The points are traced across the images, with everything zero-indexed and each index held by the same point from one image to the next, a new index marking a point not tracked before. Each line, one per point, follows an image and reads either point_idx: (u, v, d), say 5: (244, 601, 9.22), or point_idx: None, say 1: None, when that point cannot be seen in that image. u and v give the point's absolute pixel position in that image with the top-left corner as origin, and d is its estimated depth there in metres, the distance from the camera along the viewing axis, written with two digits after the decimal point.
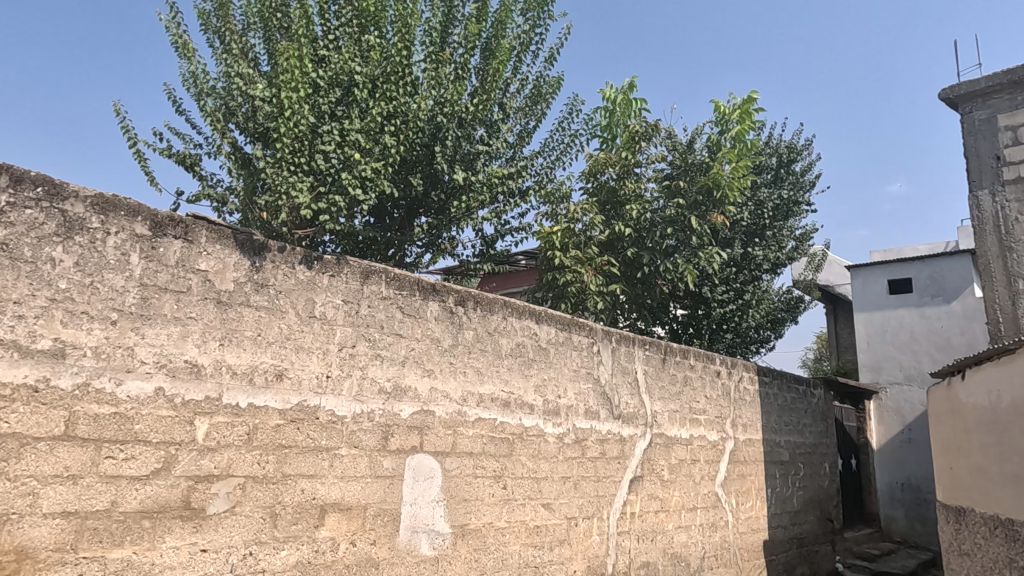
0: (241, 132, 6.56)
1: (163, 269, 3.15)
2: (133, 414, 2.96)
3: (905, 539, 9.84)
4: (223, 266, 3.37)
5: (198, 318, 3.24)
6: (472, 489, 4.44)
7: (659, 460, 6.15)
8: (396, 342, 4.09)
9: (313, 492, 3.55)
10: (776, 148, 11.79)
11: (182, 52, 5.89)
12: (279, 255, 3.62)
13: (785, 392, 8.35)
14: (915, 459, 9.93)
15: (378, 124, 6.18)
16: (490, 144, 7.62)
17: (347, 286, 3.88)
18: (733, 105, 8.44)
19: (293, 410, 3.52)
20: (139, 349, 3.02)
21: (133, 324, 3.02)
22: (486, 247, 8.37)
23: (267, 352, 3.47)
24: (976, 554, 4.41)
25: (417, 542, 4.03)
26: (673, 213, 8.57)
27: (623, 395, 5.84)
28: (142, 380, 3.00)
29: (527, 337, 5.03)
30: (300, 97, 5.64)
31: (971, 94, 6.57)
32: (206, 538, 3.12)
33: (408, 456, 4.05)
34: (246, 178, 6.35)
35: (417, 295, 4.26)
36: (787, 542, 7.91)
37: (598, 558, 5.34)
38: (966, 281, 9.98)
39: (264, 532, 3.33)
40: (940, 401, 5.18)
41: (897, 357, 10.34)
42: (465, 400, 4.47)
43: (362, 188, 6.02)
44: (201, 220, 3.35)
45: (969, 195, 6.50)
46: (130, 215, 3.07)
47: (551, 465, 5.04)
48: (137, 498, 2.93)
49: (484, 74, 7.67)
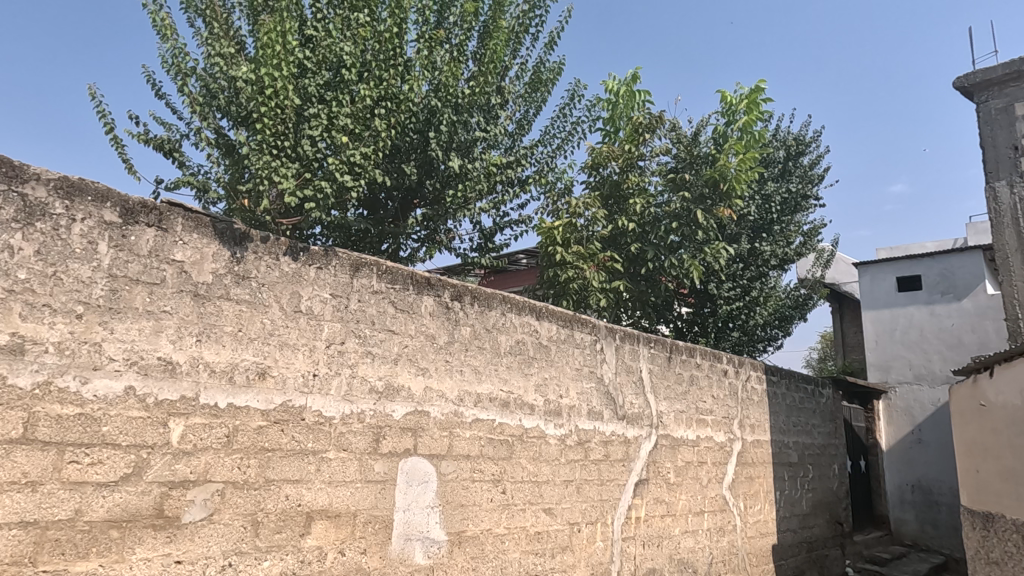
0: (225, 117, 6.36)
1: (134, 259, 2.93)
2: (100, 416, 2.74)
3: (916, 542, 9.60)
4: (201, 257, 3.15)
5: (173, 312, 3.02)
6: (469, 494, 4.21)
7: (666, 462, 5.93)
8: (388, 339, 3.87)
9: (298, 499, 3.32)
10: (783, 140, 11.37)
11: (163, 32, 5.66)
12: (262, 245, 3.40)
13: (794, 391, 8.13)
14: (926, 459, 9.68)
15: (369, 107, 5.94)
16: (489, 131, 7.37)
17: (335, 279, 3.65)
18: (740, 95, 8.15)
19: (276, 411, 3.30)
20: (107, 345, 2.80)
21: (101, 318, 2.79)
22: (485, 240, 8.14)
23: (248, 348, 3.25)
24: (1007, 563, 4.16)
25: (411, 550, 3.81)
26: (678, 207, 8.27)
27: (627, 394, 5.62)
28: (110, 379, 2.78)
29: (527, 334, 4.80)
30: (285, 77, 5.44)
31: (987, 83, 6.35)
32: (181, 548, 2.91)
33: (402, 459, 3.82)
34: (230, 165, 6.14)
35: (411, 289, 4.03)
36: (796, 546, 7.68)
37: (601, 565, 5.11)
38: (977, 277, 9.67)
39: (245, 541, 3.11)
40: (964, 399, 4.96)
41: (906, 356, 10.11)
42: (462, 401, 4.24)
43: (350, 175, 5.79)
44: (177, 207, 3.13)
45: (987, 187, 6.25)
46: (98, 200, 2.85)
47: (552, 468, 4.82)
48: (105, 506, 2.71)
49: (482, 58, 7.45)
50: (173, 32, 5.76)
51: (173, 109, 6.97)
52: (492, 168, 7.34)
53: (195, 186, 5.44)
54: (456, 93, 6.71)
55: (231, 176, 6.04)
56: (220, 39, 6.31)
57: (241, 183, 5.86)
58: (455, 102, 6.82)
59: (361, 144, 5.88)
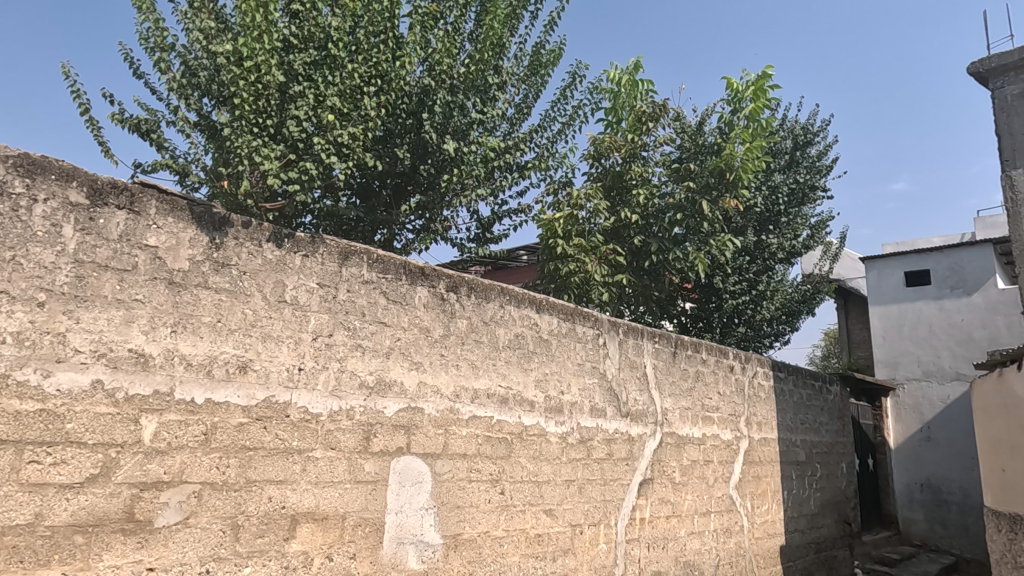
0: (209, 97, 6.17)
1: (104, 243, 2.72)
2: (64, 412, 2.54)
3: (925, 542, 9.41)
4: (177, 242, 2.94)
5: (146, 300, 2.81)
6: (465, 495, 4.00)
7: (671, 461, 5.72)
8: (379, 331, 3.66)
9: (283, 500, 3.12)
10: (791, 129, 11.10)
11: (138, 5, 5.45)
12: (243, 230, 3.18)
13: (801, 389, 7.92)
14: (935, 458, 9.47)
15: (358, 86, 5.75)
16: (485, 114, 7.16)
17: (323, 268, 3.45)
18: (747, 82, 7.88)
19: (258, 407, 3.09)
20: (72, 336, 2.59)
21: (65, 307, 2.59)
22: (482, 230, 7.91)
23: (228, 341, 3.04)
24: None
25: (403, 554, 3.60)
26: (682, 198, 8.01)
27: (632, 391, 5.41)
28: (75, 372, 2.58)
29: (526, 328, 4.59)
30: (268, 51, 5.35)
31: (1003, 68, 6.14)
32: (153, 555, 2.70)
33: (394, 459, 3.62)
34: (213, 148, 5.95)
35: (404, 280, 3.82)
36: (804, 547, 7.46)
37: (605, 568, 4.91)
38: (987, 272, 9.42)
39: (225, 546, 2.90)
40: (988, 394, 4.74)
41: (914, 352, 9.87)
42: (459, 396, 4.04)
43: (336, 156, 5.61)
44: (151, 188, 2.92)
45: (1003, 175, 6.00)
46: (63, 179, 2.64)
47: (553, 467, 4.61)
48: (68, 509, 2.51)
49: (478, 39, 7.26)
50: (152, 7, 5.56)
51: (153, 91, 6.75)
52: (489, 154, 7.14)
53: (174, 170, 5.23)
54: (450, 72, 6.53)
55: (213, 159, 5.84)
56: (202, 15, 6.10)
57: (221, 164, 5.67)
58: (449, 83, 6.64)
59: (349, 124, 5.66)
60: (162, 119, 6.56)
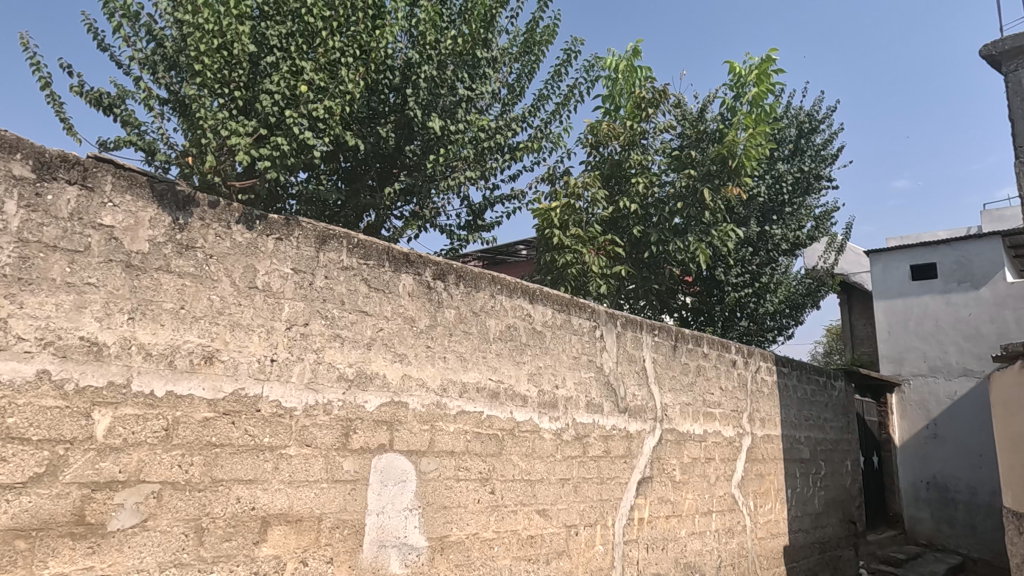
0: (180, 72, 5.97)
1: (51, 222, 2.50)
2: (4, 405, 2.31)
3: (931, 542, 9.19)
4: (136, 222, 2.72)
5: (100, 285, 2.59)
6: (453, 495, 3.78)
7: (671, 459, 5.49)
8: (360, 321, 3.44)
9: (252, 501, 2.90)
10: (795, 117, 10.85)
11: None
12: (210, 210, 2.96)
13: (806, 384, 7.72)
14: (942, 456, 9.24)
15: (336, 58, 5.54)
16: (474, 91, 6.94)
17: (298, 253, 3.22)
18: (750, 66, 7.66)
19: (225, 401, 2.87)
20: (15, 322, 2.37)
21: (7, 290, 2.37)
22: (474, 217, 7.69)
23: (193, 329, 2.82)
24: None
25: (385, 559, 3.38)
26: (683, 186, 7.82)
27: (629, 385, 5.18)
28: (18, 361, 2.35)
29: (518, 319, 4.36)
30: (235, 18, 5.37)
31: (1017, 50, 5.89)
32: (106, 561, 2.48)
33: (376, 456, 3.40)
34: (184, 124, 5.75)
35: (387, 267, 3.59)
36: (808, 547, 7.25)
37: (602, 570, 4.69)
38: (995, 266, 9.19)
39: (187, 551, 2.69)
40: (1009, 388, 4.50)
41: (921, 348, 9.61)
42: (446, 391, 3.81)
43: (313, 132, 5.41)
44: (107, 163, 2.68)
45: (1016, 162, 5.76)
46: (5, 151, 2.42)
47: (547, 466, 4.39)
48: (8, 512, 2.29)
49: (467, 15, 7.06)
50: None
51: (121, 65, 6.51)
52: (479, 135, 6.98)
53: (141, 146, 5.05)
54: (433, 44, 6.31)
55: (184, 135, 5.63)
56: None
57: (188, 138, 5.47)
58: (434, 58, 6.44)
59: (326, 96, 5.43)
60: (132, 96, 6.33)
